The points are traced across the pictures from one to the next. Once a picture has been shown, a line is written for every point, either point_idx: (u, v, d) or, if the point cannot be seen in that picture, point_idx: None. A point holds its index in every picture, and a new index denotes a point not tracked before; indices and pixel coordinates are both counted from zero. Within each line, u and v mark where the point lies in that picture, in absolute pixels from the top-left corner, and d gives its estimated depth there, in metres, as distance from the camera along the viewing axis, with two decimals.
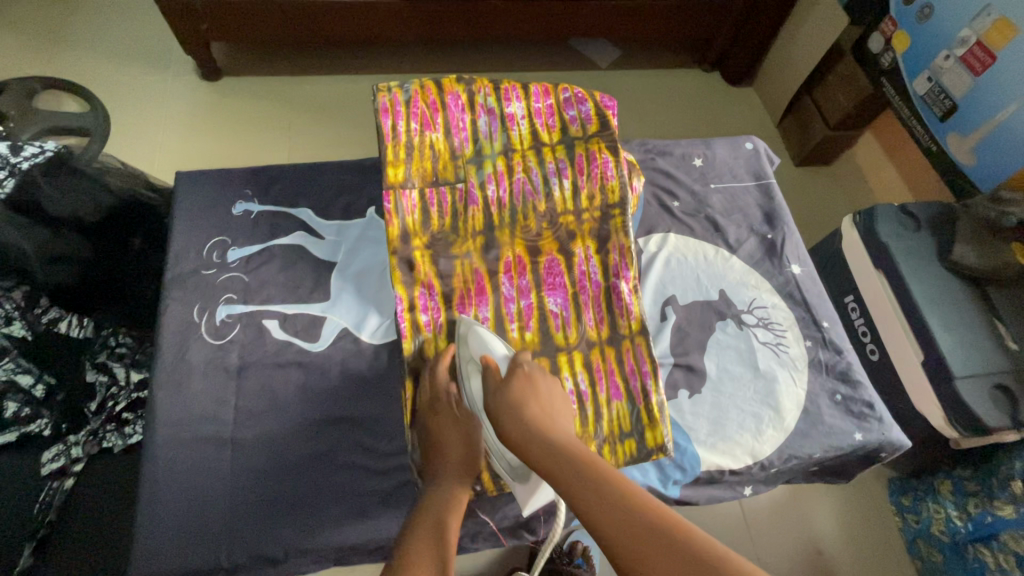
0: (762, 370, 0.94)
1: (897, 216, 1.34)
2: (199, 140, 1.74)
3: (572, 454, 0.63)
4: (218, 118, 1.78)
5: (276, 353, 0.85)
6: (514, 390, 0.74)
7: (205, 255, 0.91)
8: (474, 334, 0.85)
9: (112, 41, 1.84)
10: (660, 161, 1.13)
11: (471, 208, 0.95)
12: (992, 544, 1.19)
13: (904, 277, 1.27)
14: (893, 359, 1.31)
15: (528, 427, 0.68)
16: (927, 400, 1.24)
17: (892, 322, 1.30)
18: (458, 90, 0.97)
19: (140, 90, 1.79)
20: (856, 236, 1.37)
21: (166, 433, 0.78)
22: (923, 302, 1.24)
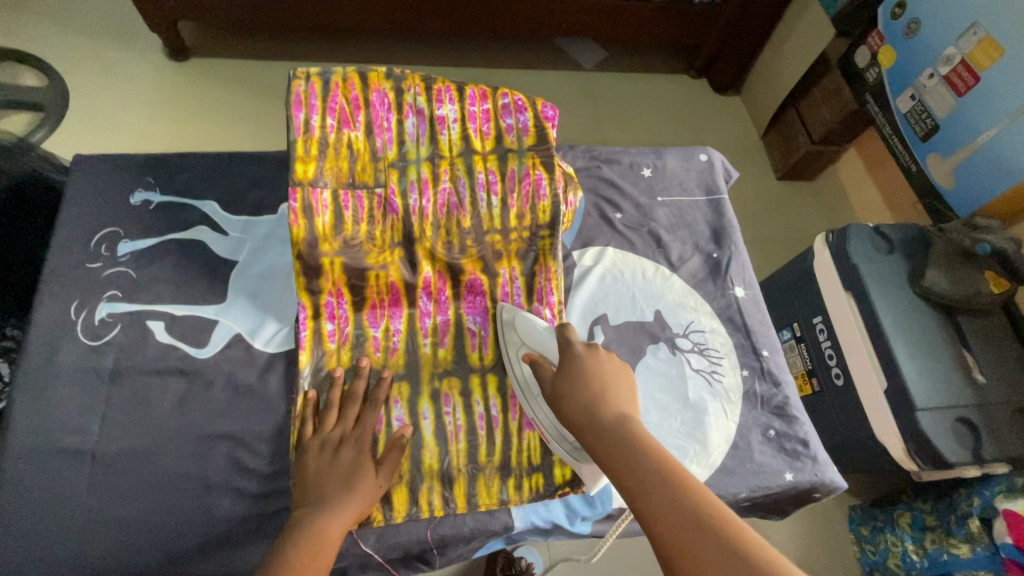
0: (692, 401, 0.88)
1: (869, 237, 1.28)
2: (153, 119, 1.66)
3: (632, 441, 0.60)
4: (179, 98, 1.70)
5: (157, 359, 0.78)
6: (570, 374, 0.69)
7: (93, 247, 0.84)
8: (520, 319, 0.83)
9: (74, 13, 1.76)
10: (606, 169, 1.06)
11: (389, 215, 0.85)
12: None
13: (871, 302, 1.20)
14: (856, 386, 1.23)
15: (587, 412, 0.65)
16: (888, 430, 1.17)
17: (857, 348, 1.22)
18: (385, 87, 0.87)
19: (95, 65, 1.70)
20: (828, 256, 1.30)
21: (19, 443, 0.71)
22: (889, 330, 1.18)
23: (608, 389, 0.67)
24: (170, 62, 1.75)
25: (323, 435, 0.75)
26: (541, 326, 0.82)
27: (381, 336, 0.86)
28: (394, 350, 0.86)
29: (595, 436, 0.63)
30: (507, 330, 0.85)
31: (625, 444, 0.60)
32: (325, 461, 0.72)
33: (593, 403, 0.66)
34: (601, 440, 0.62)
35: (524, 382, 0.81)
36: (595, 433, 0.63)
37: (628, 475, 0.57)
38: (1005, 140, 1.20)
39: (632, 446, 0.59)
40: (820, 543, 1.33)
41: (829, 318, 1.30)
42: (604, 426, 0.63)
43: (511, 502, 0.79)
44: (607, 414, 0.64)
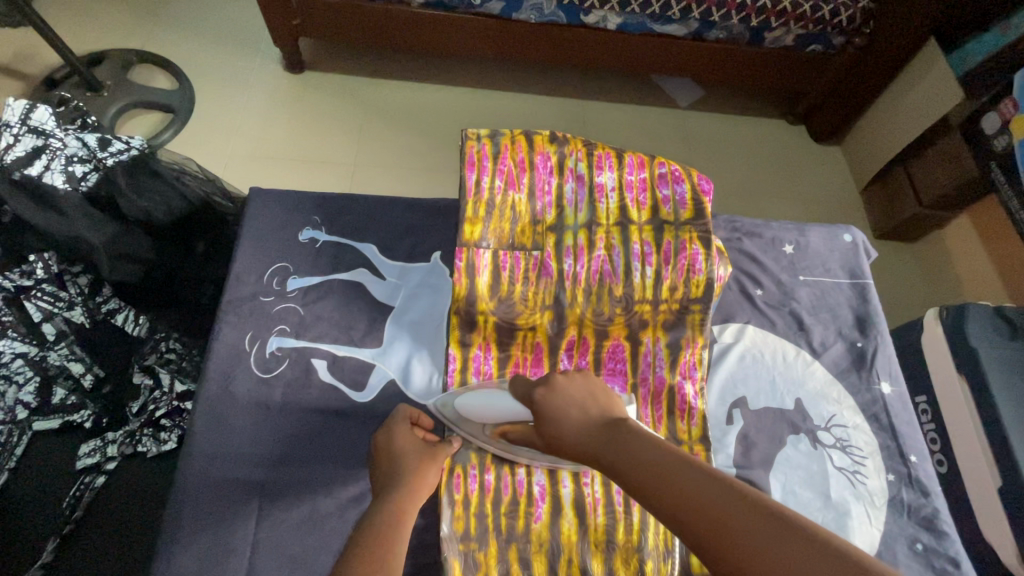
0: (834, 501, 0.85)
1: (989, 320, 1.21)
2: (273, 128, 1.76)
3: (632, 448, 0.58)
4: (296, 111, 1.79)
5: (318, 397, 0.82)
6: (547, 403, 0.69)
7: (265, 280, 0.89)
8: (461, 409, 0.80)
9: (211, 26, 1.89)
10: (748, 242, 1.04)
11: (543, 279, 0.88)
12: None
13: (992, 392, 1.13)
14: (965, 476, 1.16)
15: (577, 434, 0.64)
16: (998, 529, 1.09)
17: (970, 439, 1.15)
18: (549, 150, 0.91)
19: (224, 75, 1.82)
20: (940, 333, 1.23)
21: (199, 467, 0.76)
22: (1008, 425, 1.10)
23: (590, 409, 0.67)
24: (288, 74, 1.85)
25: (398, 449, 0.72)
26: (484, 404, 0.78)
27: None
28: None
29: (596, 454, 0.61)
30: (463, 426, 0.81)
31: (629, 447, 0.58)
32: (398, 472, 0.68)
33: (583, 425, 0.65)
34: (605, 455, 0.60)
35: (505, 448, 0.81)
36: (594, 447, 0.62)
37: (640, 478, 0.54)
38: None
39: (637, 450, 0.58)
40: None
41: (935, 399, 1.23)
42: (599, 441, 0.61)
43: None
44: (600, 428, 0.63)
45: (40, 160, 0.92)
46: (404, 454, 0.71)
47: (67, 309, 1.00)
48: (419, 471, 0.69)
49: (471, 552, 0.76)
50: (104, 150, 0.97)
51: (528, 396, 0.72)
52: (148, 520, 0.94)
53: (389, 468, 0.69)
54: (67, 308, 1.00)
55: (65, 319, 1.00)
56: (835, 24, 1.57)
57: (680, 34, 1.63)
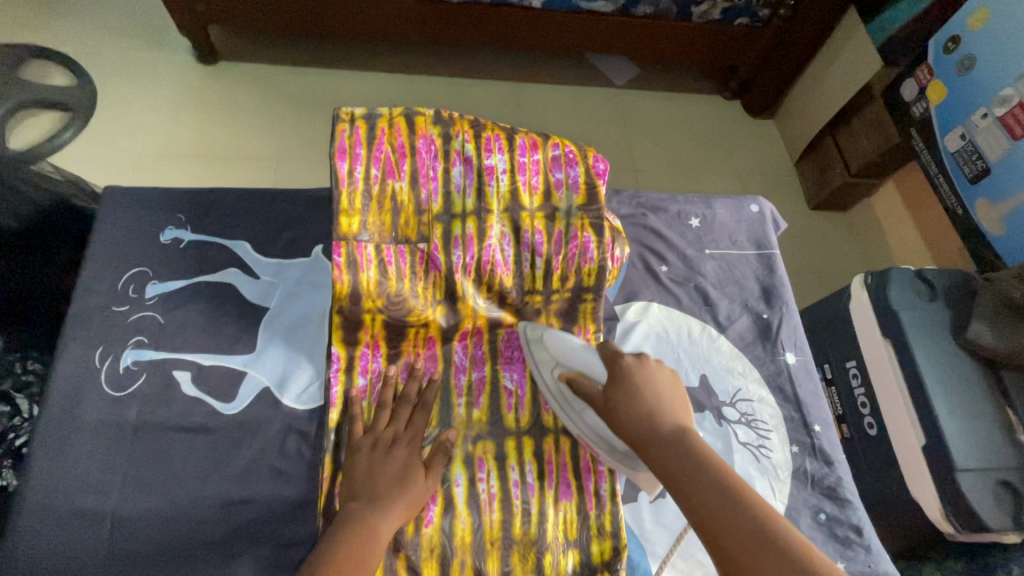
0: (739, 479, 0.83)
1: (910, 280, 1.22)
2: (177, 123, 1.63)
3: (697, 455, 0.58)
4: (203, 104, 1.66)
5: (183, 413, 0.75)
6: (625, 380, 0.67)
7: (120, 288, 0.80)
8: (552, 335, 0.78)
9: (104, 16, 1.73)
10: (652, 218, 1.01)
11: (431, 272, 0.81)
12: None
13: (914, 354, 1.14)
14: (892, 438, 1.17)
15: (642, 418, 0.64)
16: (923, 488, 1.10)
17: (895, 402, 1.16)
18: (431, 133, 0.82)
19: (121, 68, 1.67)
20: (866, 299, 1.23)
21: (37, 503, 0.68)
22: (929, 386, 1.11)
23: (665, 402, 0.65)
24: (192, 64, 1.71)
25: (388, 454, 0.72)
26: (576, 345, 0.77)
27: None
28: None
29: (657, 452, 0.61)
30: (535, 348, 0.79)
31: (694, 458, 0.58)
32: (381, 483, 0.68)
33: (651, 418, 0.64)
34: (664, 455, 0.60)
35: (565, 401, 0.77)
36: (654, 442, 0.62)
37: (695, 488, 0.55)
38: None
39: (699, 462, 0.58)
40: None
41: (863, 363, 1.24)
42: (664, 440, 0.61)
43: None
44: (669, 425, 0.63)
45: None
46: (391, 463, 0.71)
47: None
48: (386, 518, 0.65)
49: None
50: None
51: (614, 361, 0.70)
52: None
53: (378, 471, 0.69)
54: None
55: None
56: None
57: (607, 11, 1.58)
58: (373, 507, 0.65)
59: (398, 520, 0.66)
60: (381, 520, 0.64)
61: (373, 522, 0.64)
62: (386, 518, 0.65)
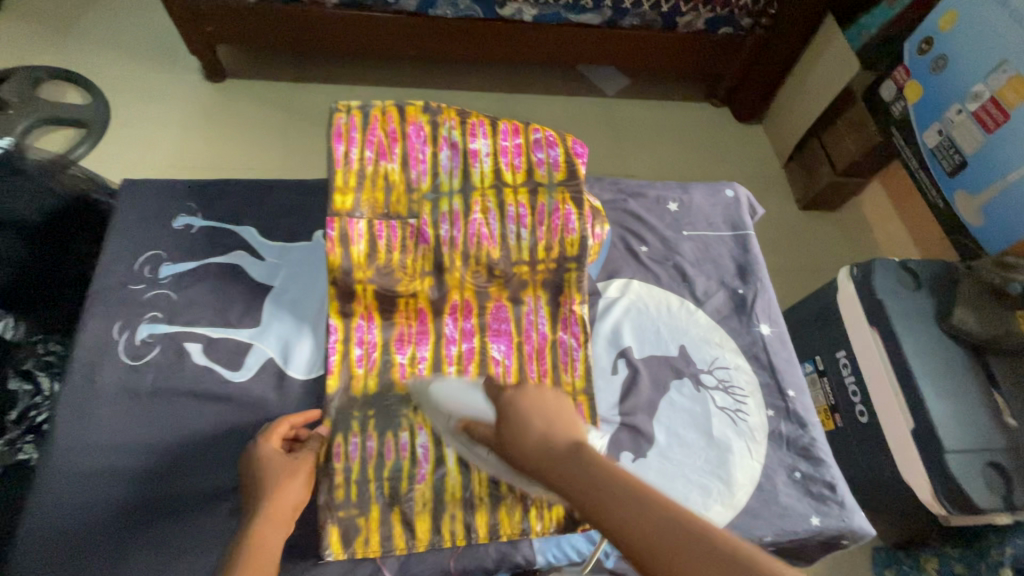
0: (716, 439, 0.87)
1: (895, 271, 1.26)
2: (187, 137, 1.72)
3: (592, 466, 0.58)
4: (213, 120, 1.76)
5: (195, 381, 0.81)
6: (512, 414, 0.67)
7: (137, 269, 0.87)
8: (433, 388, 0.80)
9: (120, 39, 1.84)
10: (632, 203, 1.07)
11: (420, 246, 0.88)
12: None
13: (900, 340, 1.18)
14: (883, 423, 1.21)
15: (535, 447, 0.63)
16: (916, 473, 1.14)
17: (883, 386, 1.20)
18: (421, 120, 0.90)
19: (136, 87, 1.77)
20: (852, 289, 1.27)
21: (61, 459, 0.74)
22: (915, 369, 1.15)
23: (558, 424, 0.66)
24: (203, 81, 1.82)
25: (261, 469, 0.71)
26: (465, 391, 0.78)
27: (407, 363, 0.87)
28: (421, 376, 0.87)
29: (557, 476, 0.60)
30: (426, 404, 0.81)
31: (589, 471, 0.58)
32: (259, 496, 0.67)
33: (544, 440, 0.64)
34: (564, 477, 0.59)
35: (466, 446, 0.77)
36: (549, 468, 0.61)
37: (597, 500, 0.55)
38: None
39: (594, 472, 0.58)
40: None
41: (852, 352, 1.27)
42: (561, 461, 0.61)
43: (531, 532, 0.79)
44: (559, 447, 0.62)
45: None
46: (268, 472, 0.70)
47: None
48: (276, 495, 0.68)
49: (354, 517, 0.76)
50: None
51: (497, 397, 0.71)
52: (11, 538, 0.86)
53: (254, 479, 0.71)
54: None
55: None
56: (742, 6, 1.64)
57: (596, 23, 1.68)
58: (253, 518, 0.64)
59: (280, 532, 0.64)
60: (263, 534, 0.62)
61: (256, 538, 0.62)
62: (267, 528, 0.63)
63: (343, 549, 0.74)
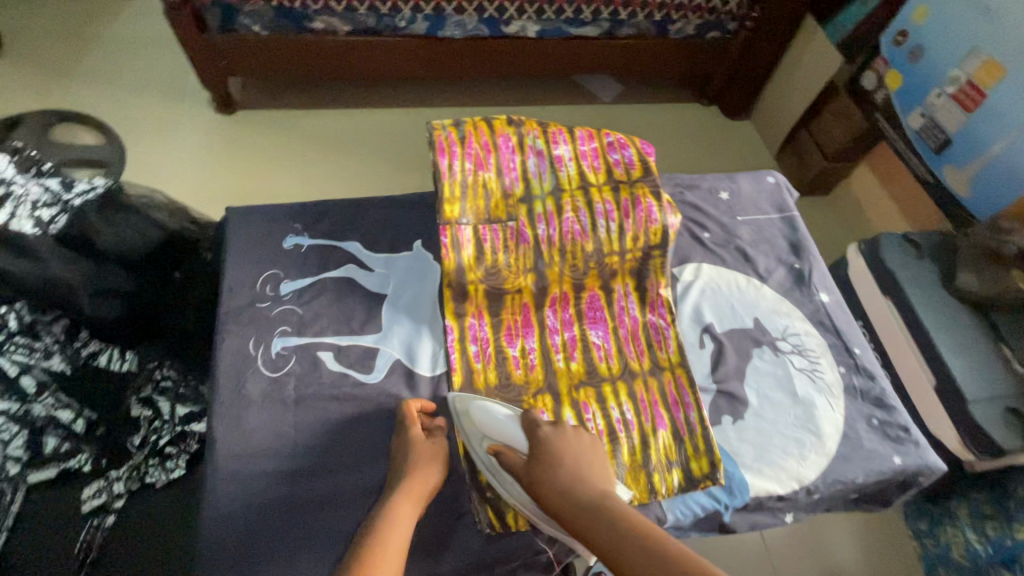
0: (801, 396, 0.97)
1: (900, 245, 1.39)
2: (209, 167, 1.71)
3: (612, 514, 0.65)
4: (231, 147, 1.75)
5: (332, 386, 0.87)
6: (543, 452, 0.75)
7: (259, 288, 0.93)
8: (476, 407, 0.83)
9: (129, 76, 1.82)
10: (689, 194, 1.18)
11: (521, 245, 0.96)
12: (1014, 567, 1.12)
13: (914, 306, 1.30)
14: (907, 383, 1.32)
15: (562, 489, 0.70)
16: (942, 424, 1.24)
17: (904, 351, 1.32)
18: (508, 132, 0.99)
19: (151, 122, 1.75)
20: (862, 262, 1.42)
21: (225, 468, 0.79)
22: (931, 331, 1.26)
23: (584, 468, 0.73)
24: (213, 113, 1.80)
25: (407, 454, 0.78)
26: (500, 415, 0.81)
27: (519, 354, 0.94)
28: (533, 365, 0.94)
29: (579, 518, 0.66)
30: (465, 424, 0.84)
31: (608, 517, 0.64)
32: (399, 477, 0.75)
33: (570, 484, 0.71)
34: (585, 521, 0.65)
35: (494, 473, 0.81)
36: (573, 508, 0.68)
37: (610, 540, 0.61)
38: (1017, 149, 1.31)
39: (612, 518, 0.64)
40: (888, 550, 1.35)
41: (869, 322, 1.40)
42: (585, 505, 0.67)
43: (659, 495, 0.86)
44: (583, 492, 0.69)
45: (6, 207, 0.98)
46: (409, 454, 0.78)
47: (45, 358, 0.97)
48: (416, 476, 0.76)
49: (501, 495, 0.83)
50: (69, 193, 1.04)
51: (531, 431, 0.78)
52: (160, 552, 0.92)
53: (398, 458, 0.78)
54: (45, 357, 0.98)
55: (44, 369, 0.97)
56: (726, 11, 1.78)
57: (595, 35, 1.77)
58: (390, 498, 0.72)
59: (413, 507, 0.71)
60: (399, 512, 0.70)
61: (394, 512, 0.69)
62: (403, 506, 0.71)
63: (500, 523, 0.81)
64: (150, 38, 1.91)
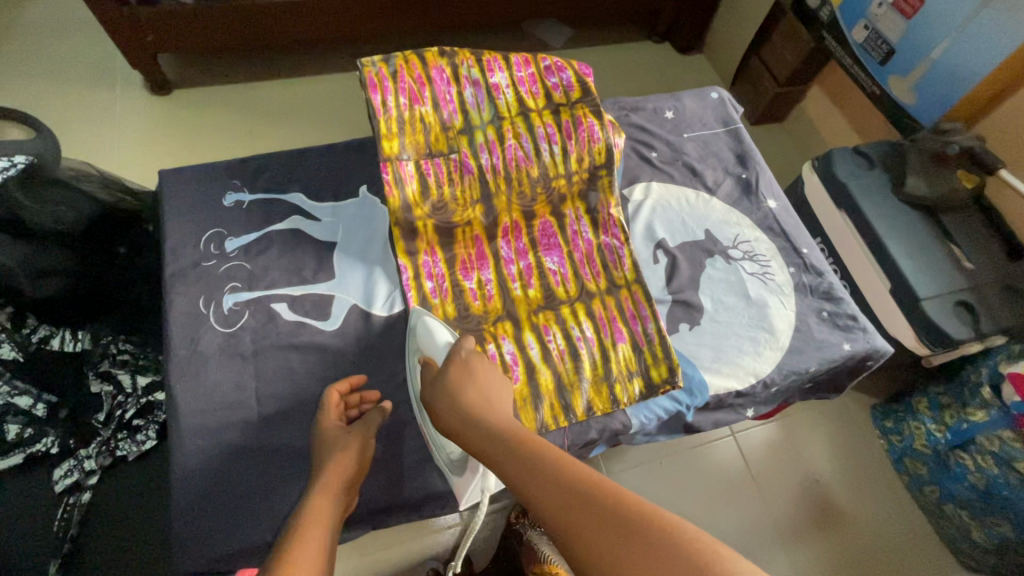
0: (754, 298, 1.00)
1: (850, 157, 1.40)
2: (150, 146, 1.61)
3: (507, 433, 0.62)
4: (171, 126, 1.64)
5: (289, 335, 0.87)
6: (451, 377, 0.74)
7: (203, 247, 0.91)
8: (420, 324, 0.86)
9: (49, 58, 1.69)
10: (635, 117, 1.17)
11: (466, 177, 0.95)
12: (970, 448, 1.20)
13: (866, 214, 1.31)
14: (864, 289, 1.35)
15: (463, 411, 0.69)
16: (899, 323, 1.28)
17: (861, 260, 1.34)
18: (441, 63, 0.97)
19: (79, 104, 1.63)
20: (816, 180, 1.42)
21: (189, 424, 0.79)
22: (882, 235, 1.28)
23: (495, 404, 0.70)
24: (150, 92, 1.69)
25: (330, 443, 0.74)
26: (441, 338, 0.83)
27: (476, 287, 0.94)
28: (490, 296, 0.94)
29: (475, 438, 0.64)
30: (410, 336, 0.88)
31: (503, 436, 0.62)
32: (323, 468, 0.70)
33: (473, 405, 0.69)
34: (480, 438, 0.63)
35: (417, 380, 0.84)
36: (473, 427, 0.66)
37: (505, 456, 0.59)
38: (957, 51, 1.30)
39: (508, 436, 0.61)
40: (859, 452, 1.41)
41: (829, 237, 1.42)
42: (484, 427, 0.64)
43: (623, 404, 0.90)
44: (483, 413, 0.67)
45: None
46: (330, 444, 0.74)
47: None
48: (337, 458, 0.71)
49: None
50: None
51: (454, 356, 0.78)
52: (142, 514, 0.96)
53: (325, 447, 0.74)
54: None
55: None
56: None
57: None
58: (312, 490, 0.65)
59: (334, 495, 0.65)
60: (322, 494, 0.64)
61: (316, 499, 0.63)
62: (325, 493, 0.64)
63: None
64: (68, 18, 1.77)
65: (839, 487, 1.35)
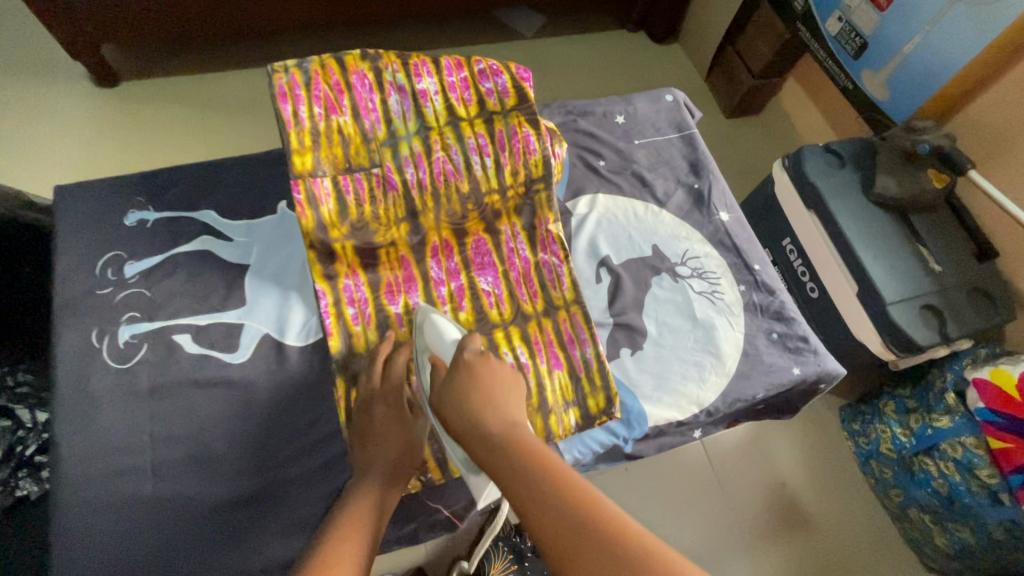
0: (700, 319, 0.95)
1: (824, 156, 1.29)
2: (77, 142, 1.46)
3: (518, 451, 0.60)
4: (99, 118, 1.50)
5: (192, 370, 0.80)
6: (457, 379, 0.70)
7: (99, 273, 0.83)
8: (428, 322, 0.81)
9: None
10: (582, 122, 1.10)
11: (391, 193, 0.88)
12: (935, 454, 1.14)
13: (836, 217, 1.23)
14: (830, 296, 1.30)
15: (468, 417, 0.66)
16: (866, 331, 1.23)
17: (831, 265, 1.26)
18: (362, 68, 0.88)
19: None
20: (787, 179, 1.32)
21: (75, 473, 0.72)
22: (851, 239, 1.21)
23: (505, 404, 0.67)
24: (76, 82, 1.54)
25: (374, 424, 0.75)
26: (449, 335, 0.79)
27: (402, 312, 0.88)
28: None
29: (482, 451, 0.63)
30: (416, 334, 0.84)
31: (513, 454, 0.60)
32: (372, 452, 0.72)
33: (477, 411, 0.66)
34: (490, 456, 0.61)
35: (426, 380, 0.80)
36: (478, 436, 0.63)
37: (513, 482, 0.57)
38: (929, 47, 1.23)
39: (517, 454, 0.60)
40: (828, 461, 1.36)
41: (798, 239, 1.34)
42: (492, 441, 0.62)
43: (557, 437, 0.84)
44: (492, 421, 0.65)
45: None
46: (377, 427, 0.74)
47: None
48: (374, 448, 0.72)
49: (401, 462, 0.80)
50: None
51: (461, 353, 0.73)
52: None
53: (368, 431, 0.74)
54: None
55: None
56: None
57: None
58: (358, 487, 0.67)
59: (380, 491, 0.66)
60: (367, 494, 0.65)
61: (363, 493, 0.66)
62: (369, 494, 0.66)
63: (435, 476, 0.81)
64: None
65: (807, 498, 1.31)
